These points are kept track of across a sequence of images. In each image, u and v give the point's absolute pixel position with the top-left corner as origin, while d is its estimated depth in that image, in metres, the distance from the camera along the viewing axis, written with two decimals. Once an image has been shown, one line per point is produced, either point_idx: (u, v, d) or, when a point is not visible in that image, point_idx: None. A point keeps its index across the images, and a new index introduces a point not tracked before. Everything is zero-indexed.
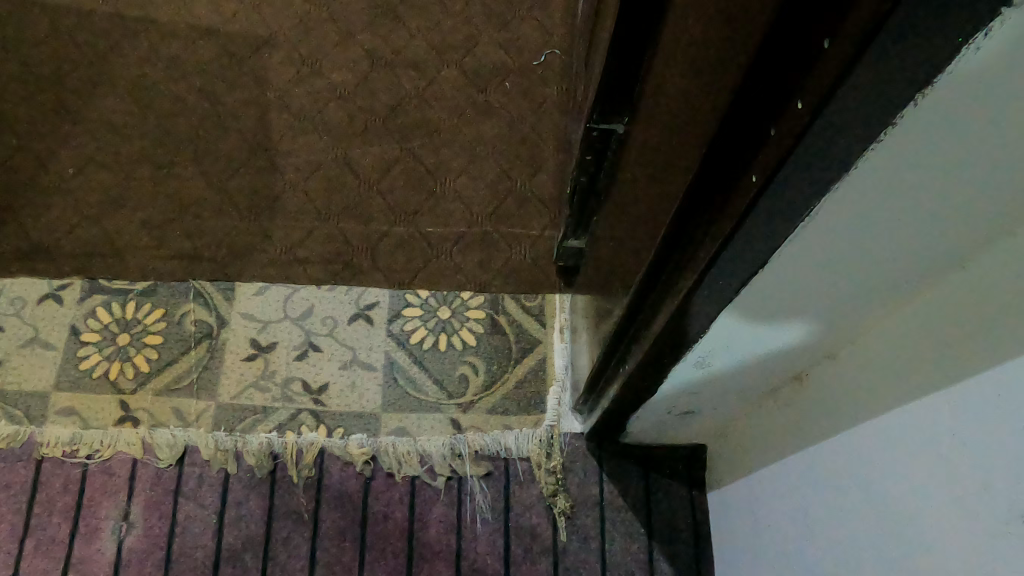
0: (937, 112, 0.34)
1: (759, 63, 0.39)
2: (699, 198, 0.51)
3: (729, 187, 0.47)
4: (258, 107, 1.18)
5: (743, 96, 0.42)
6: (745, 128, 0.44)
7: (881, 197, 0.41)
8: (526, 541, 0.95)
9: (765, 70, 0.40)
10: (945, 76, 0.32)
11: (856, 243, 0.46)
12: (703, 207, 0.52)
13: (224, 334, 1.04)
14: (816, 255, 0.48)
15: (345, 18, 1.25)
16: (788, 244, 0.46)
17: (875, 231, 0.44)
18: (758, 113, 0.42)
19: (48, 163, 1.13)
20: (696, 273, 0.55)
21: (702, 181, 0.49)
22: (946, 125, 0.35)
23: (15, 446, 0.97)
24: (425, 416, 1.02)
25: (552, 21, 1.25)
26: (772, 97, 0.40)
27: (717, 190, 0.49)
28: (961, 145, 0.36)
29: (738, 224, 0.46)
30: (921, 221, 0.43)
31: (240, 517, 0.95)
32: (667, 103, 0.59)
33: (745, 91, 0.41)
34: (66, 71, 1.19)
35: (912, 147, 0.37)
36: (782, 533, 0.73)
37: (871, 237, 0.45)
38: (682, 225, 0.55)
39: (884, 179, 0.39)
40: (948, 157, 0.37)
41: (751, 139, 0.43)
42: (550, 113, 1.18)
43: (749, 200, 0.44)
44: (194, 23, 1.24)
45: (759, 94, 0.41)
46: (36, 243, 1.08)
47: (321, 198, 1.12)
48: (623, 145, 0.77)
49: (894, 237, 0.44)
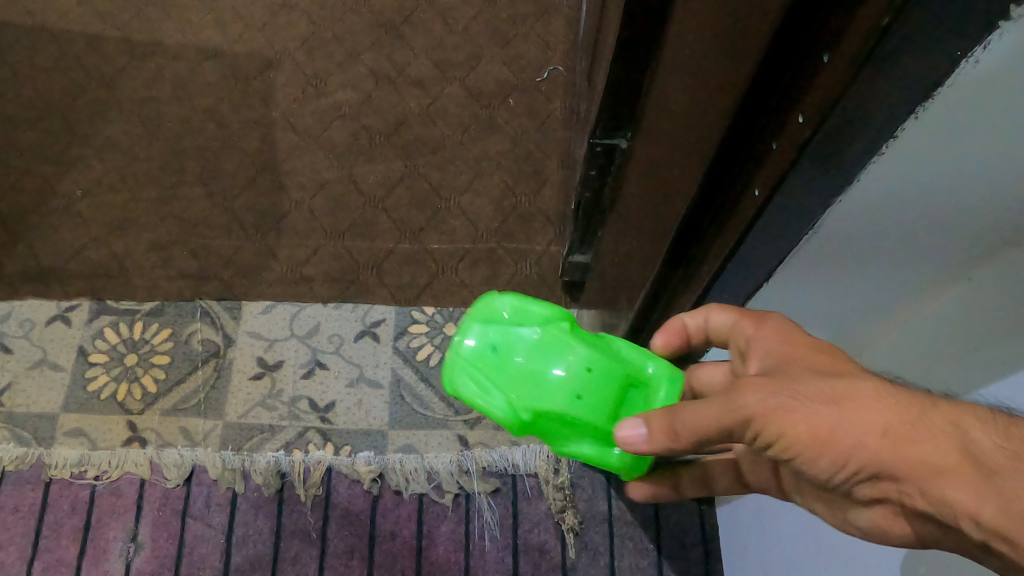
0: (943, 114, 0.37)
1: (759, 81, 0.40)
2: (698, 216, 0.51)
3: (738, 195, 0.48)
4: (264, 127, 1.19)
5: (741, 116, 0.42)
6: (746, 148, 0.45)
7: (879, 208, 0.45)
8: (536, 558, 0.95)
9: (765, 85, 0.40)
10: (949, 81, 0.35)
11: (855, 252, 0.49)
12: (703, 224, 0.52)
13: (231, 353, 1.04)
14: (822, 261, 0.51)
15: (350, 38, 1.26)
16: (798, 244, 0.50)
17: (871, 244, 0.47)
18: (763, 123, 0.42)
19: (55, 186, 1.14)
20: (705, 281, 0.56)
21: (702, 201, 0.50)
22: (949, 134, 0.38)
23: (22, 468, 0.97)
24: (432, 433, 1.01)
25: (554, 37, 1.26)
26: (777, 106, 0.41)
27: (720, 203, 0.49)
28: (958, 158, 0.39)
29: (740, 237, 0.48)
30: (910, 241, 0.46)
31: (248, 536, 0.95)
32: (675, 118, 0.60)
33: (745, 109, 0.42)
34: (74, 95, 1.21)
35: (915, 155, 0.40)
36: (789, 549, 0.73)
37: (868, 249, 0.48)
38: (681, 246, 0.55)
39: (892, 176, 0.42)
40: (943, 172, 0.40)
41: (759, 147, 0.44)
42: (555, 129, 1.19)
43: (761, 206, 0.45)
44: (200, 45, 1.25)
45: (760, 108, 0.42)
46: (44, 265, 1.08)
47: (327, 216, 1.13)
48: (626, 158, 0.77)
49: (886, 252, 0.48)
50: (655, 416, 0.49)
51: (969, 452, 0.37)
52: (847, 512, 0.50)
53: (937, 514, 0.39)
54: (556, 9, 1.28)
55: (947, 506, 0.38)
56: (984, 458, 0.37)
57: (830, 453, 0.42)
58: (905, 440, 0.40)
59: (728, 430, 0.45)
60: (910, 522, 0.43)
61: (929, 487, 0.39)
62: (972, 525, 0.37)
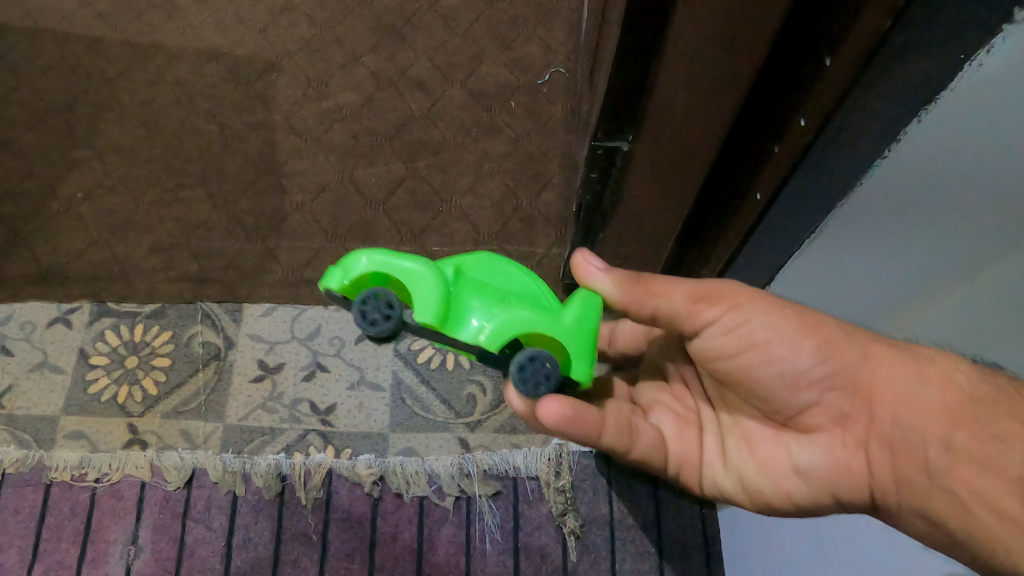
0: (961, 103, 0.43)
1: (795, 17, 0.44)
2: (739, 151, 0.56)
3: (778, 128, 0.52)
4: (265, 129, 1.19)
5: (778, 51, 0.46)
6: (756, 132, 0.54)
7: (901, 191, 0.50)
8: (536, 561, 0.95)
9: (802, 16, 0.44)
10: (953, 84, 0.43)
11: (880, 229, 0.53)
12: (745, 158, 0.56)
13: (232, 355, 1.04)
14: (852, 234, 0.55)
15: (351, 40, 1.26)
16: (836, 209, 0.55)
17: (894, 224, 0.51)
18: (803, 51, 0.47)
19: (56, 188, 1.14)
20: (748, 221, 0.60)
21: (744, 134, 0.54)
22: (971, 127, 0.43)
23: (23, 471, 0.97)
24: (433, 435, 1.00)
25: (556, 40, 1.26)
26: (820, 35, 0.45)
27: (761, 134, 0.54)
28: (978, 154, 0.44)
29: (768, 202, 0.56)
30: (931, 229, 0.49)
31: (248, 539, 0.95)
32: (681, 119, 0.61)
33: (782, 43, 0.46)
34: (75, 97, 1.21)
35: (944, 142, 0.45)
36: (792, 552, 0.73)
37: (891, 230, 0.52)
38: (721, 184, 0.60)
39: (917, 162, 0.47)
40: (963, 163, 0.45)
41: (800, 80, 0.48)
42: (556, 131, 1.19)
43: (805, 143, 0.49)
44: (201, 47, 1.25)
45: (802, 38, 0.46)
46: (45, 267, 1.08)
47: (327, 218, 1.13)
48: (629, 161, 0.75)
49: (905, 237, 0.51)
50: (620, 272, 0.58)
51: (951, 378, 0.48)
52: (787, 464, 0.59)
53: (903, 434, 0.51)
54: (557, 12, 1.29)
55: (916, 430, 0.50)
56: (965, 384, 0.48)
57: (815, 342, 0.54)
58: (883, 359, 0.53)
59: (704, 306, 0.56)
60: (846, 446, 0.56)
61: (902, 413, 0.51)
62: (943, 444, 0.48)
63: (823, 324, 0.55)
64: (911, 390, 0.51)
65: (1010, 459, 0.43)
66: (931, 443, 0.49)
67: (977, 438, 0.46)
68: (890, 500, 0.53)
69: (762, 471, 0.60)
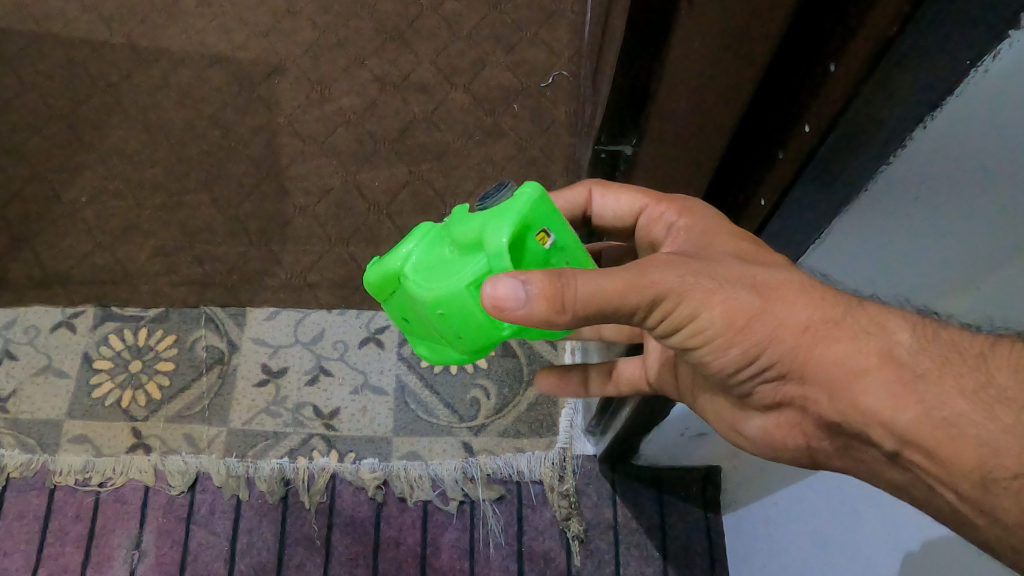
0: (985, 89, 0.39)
1: None
2: (755, 136, 0.54)
3: (787, 116, 0.50)
4: (269, 133, 1.19)
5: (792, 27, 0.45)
6: (754, 146, 0.54)
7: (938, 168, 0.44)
8: (540, 565, 0.95)
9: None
10: (960, 90, 0.40)
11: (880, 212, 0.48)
12: (759, 149, 0.54)
13: (235, 359, 1.04)
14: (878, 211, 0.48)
15: (354, 44, 1.26)
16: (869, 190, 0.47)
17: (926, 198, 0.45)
18: (818, 32, 0.45)
19: (60, 193, 1.14)
20: (755, 221, 0.56)
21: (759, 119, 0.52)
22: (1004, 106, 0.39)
23: (27, 475, 0.97)
24: (437, 439, 1.00)
25: (559, 43, 1.26)
26: (834, 22, 0.44)
27: (775, 122, 0.51)
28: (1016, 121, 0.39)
29: (773, 207, 0.53)
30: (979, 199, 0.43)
31: (252, 543, 0.95)
32: (695, 125, 0.60)
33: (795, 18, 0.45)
34: (79, 101, 1.21)
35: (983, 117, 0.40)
36: (798, 556, 0.73)
37: (897, 212, 0.48)
38: (737, 171, 0.57)
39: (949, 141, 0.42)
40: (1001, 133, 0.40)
41: (808, 69, 0.47)
42: (560, 134, 1.19)
43: (804, 152, 0.47)
44: (205, 51, 1.25)
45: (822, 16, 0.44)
46: (49, 271, 1.09)
47: (331, 222, 1.12)
48: (630, 164, 0.80)
49: (915, 221, 0.47)
50: (535, 276, 0.42)
51: (891, 354, 0.41)
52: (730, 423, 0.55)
53: (841, 420, 0.43)
54: (561, 15, 1.28)
55: (859, 411, 0.42)
56: (909, 359, 0.40)
57: (741, 343, 0.45)
58: (820, 340, 0.43)
59: (630, 305, 0.44)
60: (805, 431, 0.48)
61: (841, 392, 0.43)
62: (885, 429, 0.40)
63: (760, 316, 0.44)
64: (847, 365, 0.42)
65: (966, 445, 0.37)
66: (875, 428, 0.41)
67: (926, 425, 0.39)
68: (835, 463, 0.48)
69: (718, 420, 0.56)
